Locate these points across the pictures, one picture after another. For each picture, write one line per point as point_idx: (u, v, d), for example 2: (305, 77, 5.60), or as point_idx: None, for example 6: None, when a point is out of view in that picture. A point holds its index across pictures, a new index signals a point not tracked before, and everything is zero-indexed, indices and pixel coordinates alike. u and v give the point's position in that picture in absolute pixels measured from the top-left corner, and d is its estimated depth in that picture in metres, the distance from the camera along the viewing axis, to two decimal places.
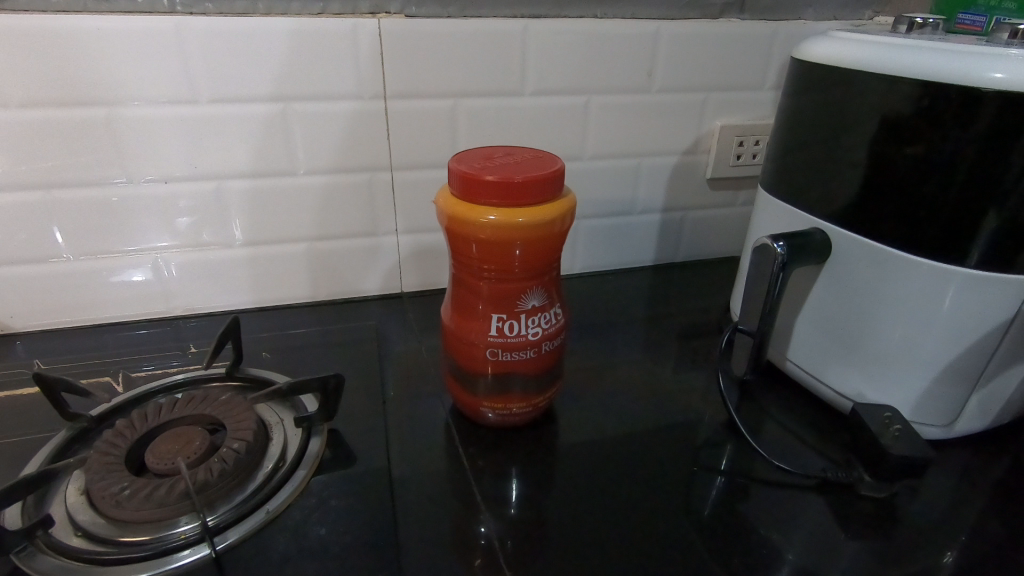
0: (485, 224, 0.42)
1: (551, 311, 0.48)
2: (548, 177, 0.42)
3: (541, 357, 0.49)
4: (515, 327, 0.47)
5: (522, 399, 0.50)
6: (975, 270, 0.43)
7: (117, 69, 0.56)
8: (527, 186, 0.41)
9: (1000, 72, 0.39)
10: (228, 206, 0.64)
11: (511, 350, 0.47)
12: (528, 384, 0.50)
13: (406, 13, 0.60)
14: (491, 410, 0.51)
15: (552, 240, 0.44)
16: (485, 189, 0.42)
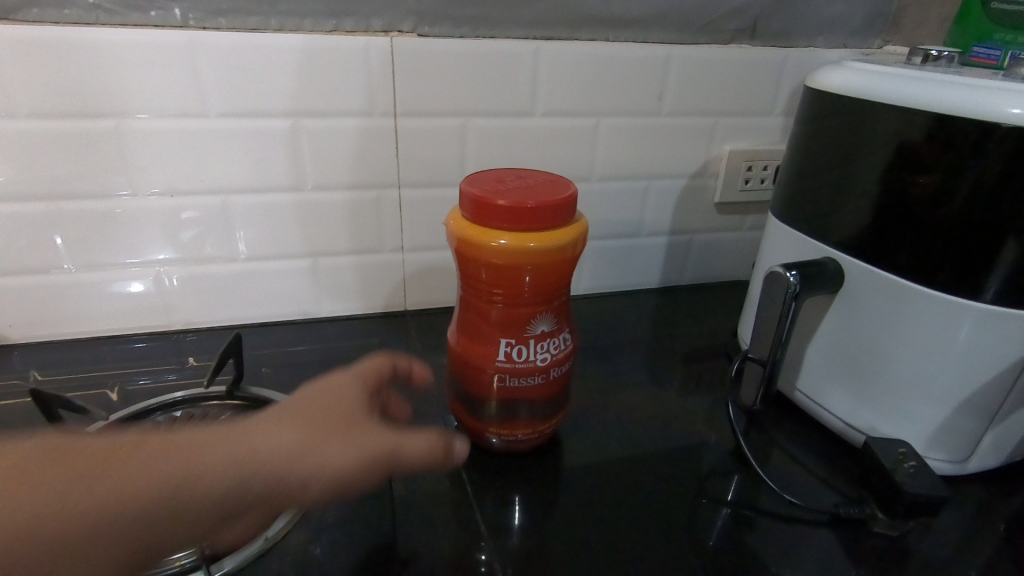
0: (496, 248, 0.41)
1: (561, 337, 0.47)
2: (562, 202, 0.42)
3: (548, 383, 0.48)
4: (524, 352, 0.46)
5: (528, 425, 0.49)
6: (991, 305, 0.42)
7: (127, 81, 0.56)
8: (541, 211, 0.41)
9: (1018, 107, 0.39)
10: (232, 221, 0.64)
11: (518, 376, 0.47)
12: (534, 410, 0.49)
13: (419, 32, 0.60)
14: (496, 436, 0.50)
15: (563, 265, 0.44)
16: (497, 213, 0.41)
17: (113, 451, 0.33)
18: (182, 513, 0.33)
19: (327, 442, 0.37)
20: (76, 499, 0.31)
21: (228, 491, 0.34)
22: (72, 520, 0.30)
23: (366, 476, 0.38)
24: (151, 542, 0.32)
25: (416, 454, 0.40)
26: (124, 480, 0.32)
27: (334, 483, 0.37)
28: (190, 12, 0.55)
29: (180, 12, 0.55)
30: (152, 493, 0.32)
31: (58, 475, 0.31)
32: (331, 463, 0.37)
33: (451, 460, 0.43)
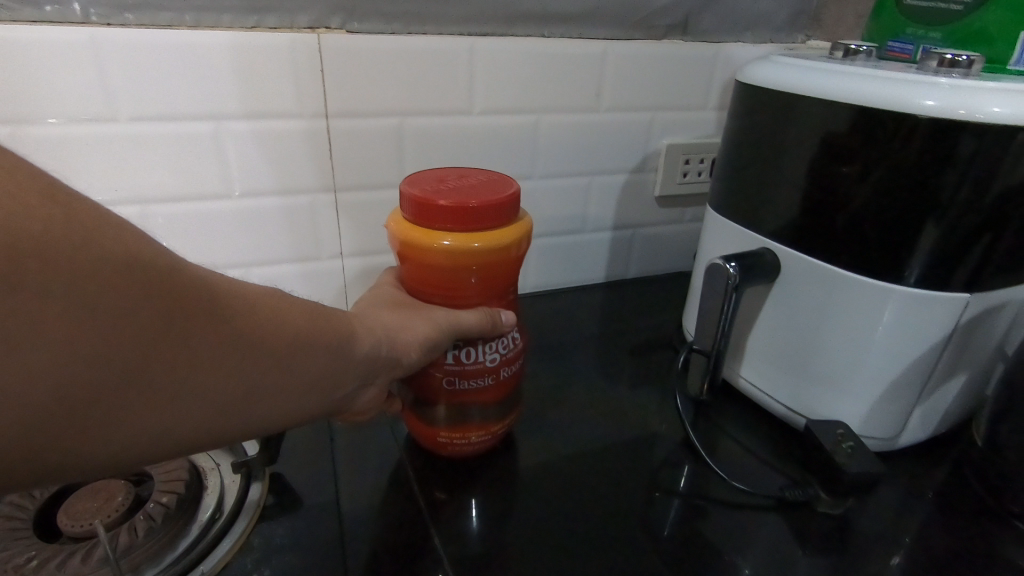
0: (440, 250, 0.40)
1: (512, 337, 0.46)
2: (505, 201, 0.41)
3: (500, 383, 0.47)
4: (472, 354, 0.45)
5: (480, 427, 0.48)
6: (915, 288, 0.44)
7: (20, 84, 0.51)
8: (484, 211, 0.40)
9: (931, 99, 0.41)
10: (153, 231, 0.59)
11: (467, 377, 0.45)
12: (485, 412, 0.48)
13: (347, 29, 0.58)
14: (447, 441, 0.48)
15: (510, 264, 0.43)
16: (438, 214, 0.40)
17: (168, 259, 0.28)
18: (222, 328, 0.30)
19: (389, 325, 0.41)
20: (126, 245, 0.26)
21: (261, 325, 0.32)
22: (144, 258, 0.26)
23: (426, 344, 0.42)
24: (189, 325, 0.28)
25: (472, 319, 0.42)
26: (174, 282, 0.27)
27: (378, 349, 0.40)
28: (92, 7, 0.50)
29: (80, 7, 0.50)
30: (196, 318, 0.28)
31: (114, 230, 0.25)
32: (399, 339, 0.41)
33: (503, 332, 0.45)
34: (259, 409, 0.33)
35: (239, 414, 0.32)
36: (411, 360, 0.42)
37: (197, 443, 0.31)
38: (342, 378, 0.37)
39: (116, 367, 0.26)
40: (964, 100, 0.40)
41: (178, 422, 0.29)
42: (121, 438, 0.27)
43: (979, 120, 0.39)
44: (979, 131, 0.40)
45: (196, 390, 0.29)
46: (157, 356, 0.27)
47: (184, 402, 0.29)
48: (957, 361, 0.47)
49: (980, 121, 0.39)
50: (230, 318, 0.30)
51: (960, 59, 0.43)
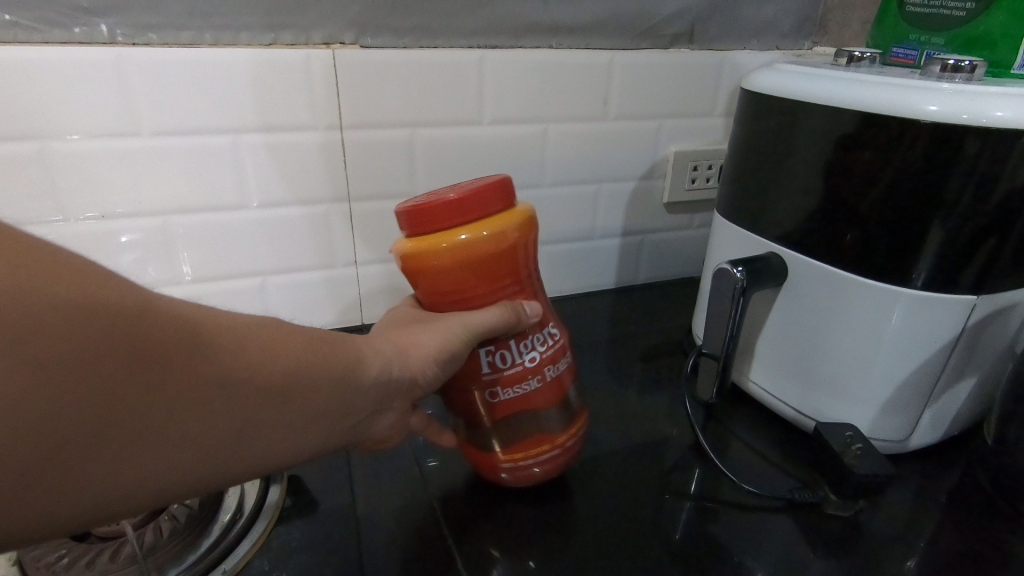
0: (456, 247, 0.40)
1: (545, 331, 0.45)
2: (499, 185, 0.41)
3: (547, 385, 0.46)
4: (508, 356, 0.44)
5: (540, 438, 0.46)
6: (922, 290, 0.45)
7: (49, 102, 0.53)
8: (483, 197, 0.40)
9: (935, 105, 0.42)
10: (174, 242, 0.61)
11: (509, 385, 0.45)
12: (541, 421, 0.46)
13: (361, 43, 0.60)
14: (508, 465, 0.47)
15: (525, 247, 0.42)
16: (442, 214, 0.39)
17: (144, 299, 0.27)
18: (208, 366, 0.29)
19: (398, 348, 0.41)
20: (92, 290, 0.25)
21: (252, 362, 0.31)
22: (135, 318, 0.26)
23: (440, 356, 0.41)
24: (169, 368, 0.28)
25: (493, 316, 0.42)
26: (148, 323, 0.27)
27: (384, 373, 0.39)
28: (118, 28, 0.53)
29: (107, 28, 0.52)
30: (176, 359, 0.28)
31: (79, 272, 0.25)
32: (410, 360, 0.41)
33: (529, 325, 0.44)
34: (254, 445, 0.33)
35: (232, 454, 0.32)
36: (421, 379, 0.42)
37: (193, 484, 0.31)
38: (344, 408, 0.37)
39: (92, 414, 0.25)
40: (967, 104, 0.41)
41: (168, 465, 0.29)
42: (110, 486, 0.27)
43: (982, 124, 0.40)
44: (982, 135, 0.40)
45: (186, 434, 0.29)
46: (135, 399, 0.27)
47: (172, 445, 0.29)
48: (966, 363, 0.47)
49: (984, 125, 0.40)
50: (217, 355, 0.30)
51: (963, 65, 0.43)
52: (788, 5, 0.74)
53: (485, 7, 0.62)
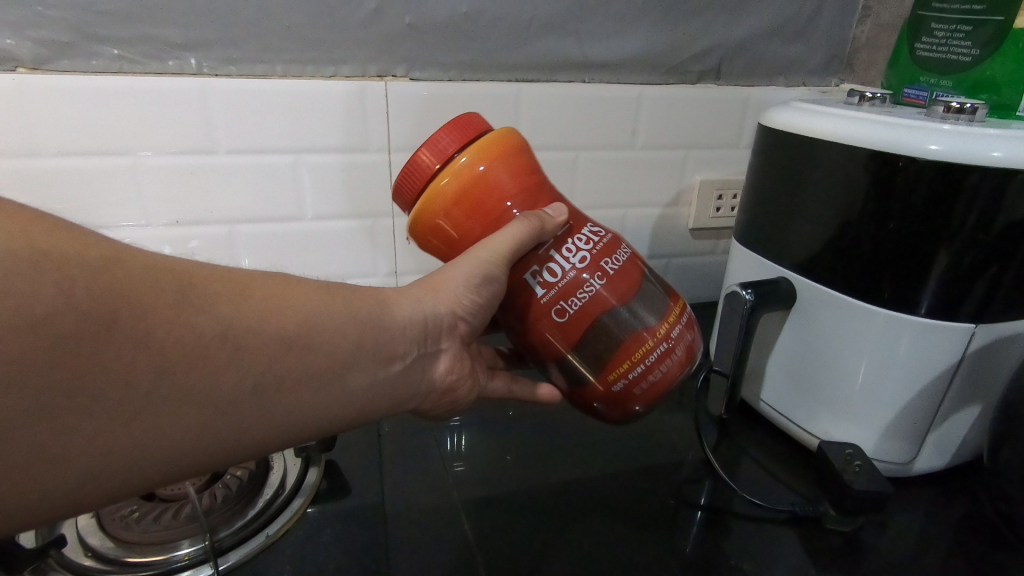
0: (449, 182, 0.42)
1: (583, 231, 0.45)
2: (462, 119, 0.44)
3: (613, 280, 0.45)
4: (558, 267, 0.44)
5: (636, 336, 0.45)
6: (924, 318, 0.47)
7: (142, 123, 0.61)
8: (449, 133, 0.43)
9: (935, 144, 0.44)
10: (238, 248, 0.69)
11: (568, 296, 0.44)
12: (628, 319, 0.45)
13: (411, 76, 0.66)
14: (615, 376, 0.45)
15: (511, 160, 0.44)
16: (422, 166, 0.43)
17: (113, 255, 0.30)
18: (188, 316, 0.32)
19: (427, 291, 0.44)
20: (56, 247, 0.28)
21: (234, 312, 0.34)
22: (110, 277, 0.30)
23: (471, 282, 0.43)
24: (147, 318, 0.30)
25: (513, 230, 0.42)
26: (116, 278, 0.30)
27: (410, 314, 0.42)
28: (204, 61, 0.61)
29: (195, 61, 0.61)
30: (152, 308, 0.31)
31: (46, 233, 0.29)
32: (441, 296, 0.44)
33: (553, 225, 0.44)
34: (264, 398, 0.36)
35: (237, 406, 0.34)
36: (459, 312, 0.44)
37: (210, 438, 0.34)
38: (362, 358, 0.40)
39: (78, 364, 0.28)
40: (965, 145, 0.43)
41: (173, 417, 0.32)
42: (121, 438, 0.31)
43: (979, 164, 0.43)
44: (978, 174, 0.43)
45: (183, 385, 0.32)
46: (122, 349, 0.30)
47: (172, 398, 0.32)
48: (968, 390, 0.49)
49: (982, 165, 0.43)
50: (196, 305, 0.33)
51: (965, 107, 0.46)
52: (814, 45, 0.77)
53: (523, 45, 0.68)
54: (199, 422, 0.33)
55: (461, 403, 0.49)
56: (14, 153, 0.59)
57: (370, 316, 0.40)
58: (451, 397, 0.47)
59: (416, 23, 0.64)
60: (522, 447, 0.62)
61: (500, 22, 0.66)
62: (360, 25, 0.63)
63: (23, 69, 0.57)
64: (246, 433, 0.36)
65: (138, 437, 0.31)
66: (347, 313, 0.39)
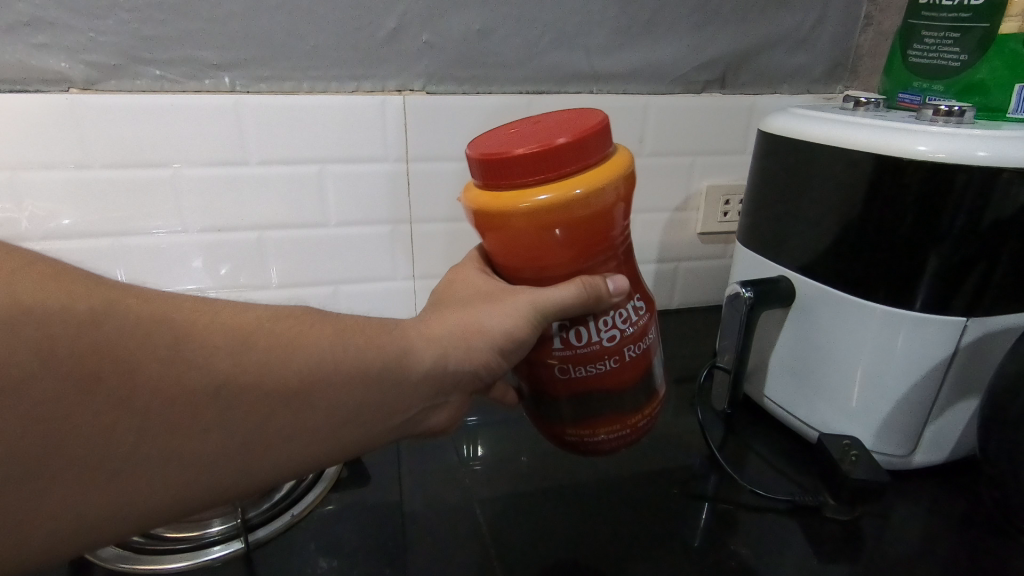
0: (528, 207, 0.38)
1: (630, 307, 0.44)
2: (591, 137, 0.38)
3: (625, 367, 0.45)
4: (586, 334, 0.43)
5: (607, 420, 0.46)
6: (919, 313, 0.49)
7: (179, 137, 0.66)
8: (573, 150, 0.38)
9: (925, 145, 0.46)
10: (266, 253, 0.73)
11: (583, 364, 0.44)
12: (613, 402, 0.45)
13: (427, 90, 0.70)
14: (574, 439, 0.47)
15: (618, 210, 0.40)
16: (525, 167, 0.38)
17: (105, 303, 0.33)
18: (177, 371, 0.34)
19: (456, 342, 0.43)
20: (41, 300, 0.31)
21: (231, 365, 0.35)
22: (95, 329, 0.32)
23: (504, 347, 0.43)
24: (131, 374, 0.32)
25: (570, 301, 0.40)
26: (104, 331, 0.32)
27: (428, 369, 0.42)
28: (237, 79, 0.66)
29: (229, 79, 0.66)
30: (139, 363, 0.33)
31: (36, 282, 0.31)
32: (469, 353, 0.43)
33: (611, 301, 0.42)
34: (257, 453, 0.37)
35: (224, 460, 0.36)
36: (483, 371, 0.44)
37: (194, 492, 0.35)
38: (365, 414, 0.40)
39: (61, 419, 0.31)
40: (951, 145, 0.45)
41: (156, 473, 0.34)
42: (105, 492, 0.33)
43: (965, 163, 0.44)
44: (966, 174, 0.44)
45: (167, 440, 0.34)
46: (104, 404, 0.32)
47: (155, 453, 0.34)
48: (963, 383, 0.51)
49: (970, 165, 0.44)
50: (188, 358, 0.34)
51: (953, 110, 0.48)
52: (818, 54, 0.79)
53: (534, 59, 0.72)
54: (185, 478, 0.35)
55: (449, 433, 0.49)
56: (66, 166, 0.65)
57: (378, 380, 0.40)
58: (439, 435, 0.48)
59: (432, 41, 0.68)
60: (534, 443, 0.65)
61: (511, 38, 0.70)
62: (379, 43, 0.67)
63: (76, 90, 0.63)
64: (238, 486, 0.37)
65: (121, 491, 0.33)
66: (355, 375, 0.39)
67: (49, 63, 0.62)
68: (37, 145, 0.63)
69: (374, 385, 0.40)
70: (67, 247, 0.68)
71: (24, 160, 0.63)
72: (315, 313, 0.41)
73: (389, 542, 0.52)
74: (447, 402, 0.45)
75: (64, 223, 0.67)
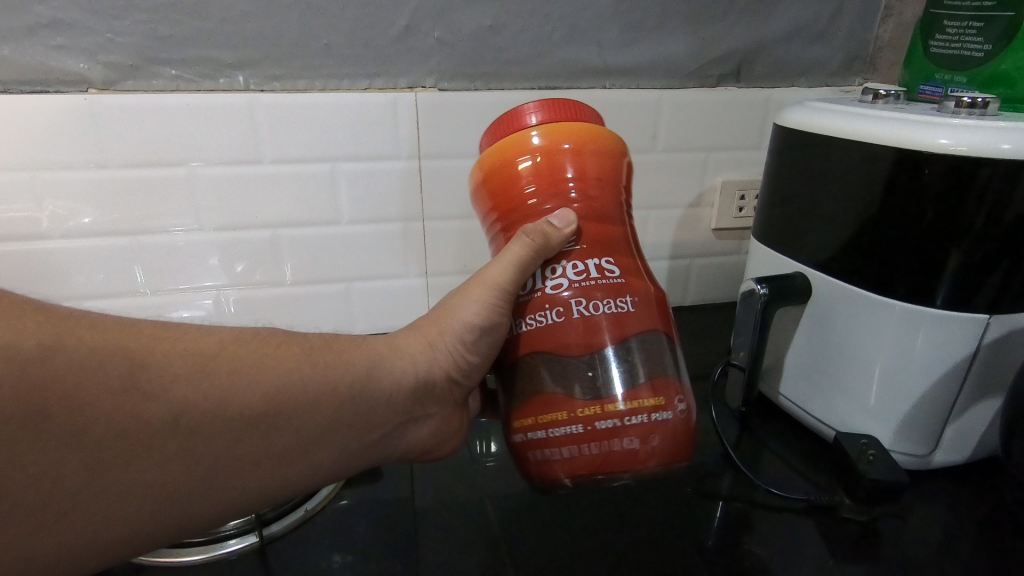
0: (498, 153, 0.42)
1: (591, 261, 0.40)
2: (565, 104, 0.42)
3: (570, 324, 0.40)
4: (530, 285, 0.42)
5: (552, 398, 0.40)
6: (941, 310, 0.47)
7: (193, 136, 0.66)
8: (553, 107, 0.42)
9: (946, 138, 0.45)
10: (281, 251, 0.74)
11: (526, 317, 0.41)
12: (560, 368, 0.40)
13: (439, 87, 0.70)
14: (521, 430, 0.41)
15: (596, 158, 0.41)
16: (510, 121, 0.42)
17: (55, 342, 0.33)
18: (133, 402, 0.35)
19: (425, 350, 0.45)
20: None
21: (188, 393, 0.37)
22: (47, 371, 0.33)
23: (465, 340, 0.44)
24: (83, 410, 0.34)
25: (516, 243, 0.40)
26: (57, 368, 0.33)
27: (397, 381, 0.44)
28: (251, 78, 0.66)
29: (243, 78, 0.66)
30: (91, 399, 0.34)
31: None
32: (436, 358, 0.45)
33: (559, 243, 0.40)
34: (221, 477, 0.39)
35: (199, 487, 0.38)
36: (453, 374, 0.46)
37: (172, 516, 0.38)
38: (335, 433, 0.42)
39: (13, 459, 0.32)
40: (974, 137, 0.44)
41: (113, 501, 0.36)
42: (65, 522, 0.35)
43: (988, 156, 0.43)
44: (989, 167, 0.43)
45: (125, 470, 0.36)
46: (54, 442, 0.33)
47: (122, 484, 0.36)
48: (985, 381, 0.50)
49: (994, 157, 0.43)
50: (146, 389, 0.36)
51: (977, 101, 0.47)
52: (836, 46, 0.78)
53: (547, 54, 0.71)
54: (148, 505, 0.37)
55: (443, 456, 0.51)
56: (85, 165, 0.66)
57: (345, 391, 0.41)
58: (429, 456, 0.49)
59: (444, 37, 0.68)
60: None
61: (523, 34, 0.70)
62: (391, 41, 0.67)
63: (94, 90, 0.64)
64: (206, 510, 0.39)
65: (81, 521, 0.35)
66: (316, 387, 0.40)
67: (68, 64, 0.63)
68: (57, 146, 0.64)
69: (337, 395, 0.41)
70: (87, 246, 0.69)
71: (45, 160, 0.65)
72: (284, 332, 0.43)
73: (403, 538, 0.52)
74: (428, 415, 0.47)
75: (83, 222, 0.68)
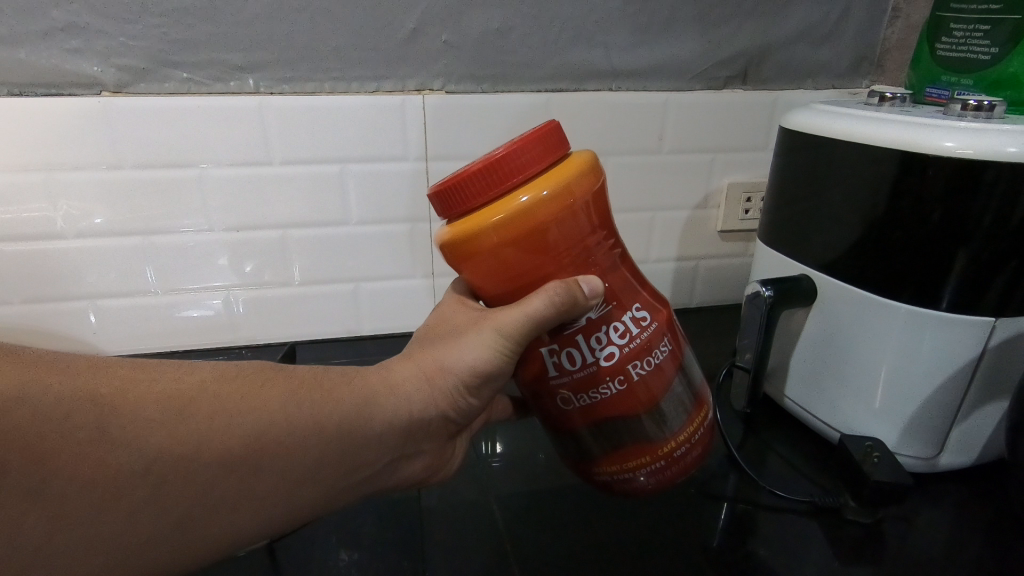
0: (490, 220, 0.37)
1: (626, 318, 0.41)
2: (537, 144, 0.38)
3: (633, 388, 0.41)
4: (578, 356, 0.41)
5: (634, 448, 0.42)
6: (945, 312, 0.48)
7: (204, 138, 0.67)
8: (516, 157, 0.37)
9: (951, 141, 0.45)
10: (290, 251, 0.75)
11: (584, 390, 0.41)
12: (631, 428, 0.42)
13: (446, 89, 0.71)
14: (607, 475, 0.44)
15: (586, 204, 0.38)
16: (478, 188, 0.37)
17: (18, 392, 0.34)
18: (101, 451, 0.35)
19: (423, 387, 0.44)
20: None
21: (164, 440, 0.37)
22: (15, 420, 0.34)
23: (469, 381, 0.44)
24: (49, 460, 0.34)
25: (546, 309, 0.38)
26: (20, 417, 0.34)
27: (391, 418, 0.43)
28: (261, 81, 0.67)
29: (254, 81, 0.67)
30: (55, 449, 0.34)
31: None
32: (432, 396, 0.44)
33: (595, 305, 0.39)
34: (197, 524, 0.38)
35: (175, 534, 0.37)
36: (450, 412, 0.45)
37: (146, 565, 0.37)
38: (321, 473, 0.41)
39: None
40: (979, 141, 0.44)
41: (82, 552, 0.35)
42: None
43: (993, 159, 0.43)
44: (995, 170, 0.43)
45: (93, 522, 0.35)
46: (13, 497, 0.33)
47: (93, 535, 0.35)
48: (991, 384, 0.50)
49: (999, 161, 0.43)
50: (114, 437, 0.36)
51: (983, 104, 0.48)
52: (843, 48, 0.78)
53: (553, 57, 0.72)
54: (116, 556, 0.36)
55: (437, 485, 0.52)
56: (98, 166, 0.67)
57: (337, 432, 0.41)
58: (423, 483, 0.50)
59: (451, 40, 0.69)
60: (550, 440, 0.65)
61: (530, 37, 0.70)
62: (399, 43, 0.68)
63: (107, 93, 0.65)
64: (182, 557, 0.38)
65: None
66: (304, 430, 0.40)
67: (82, 67, 0.64)
68: (71, 148, 0.65)
69: (327, 438, 0.41)
70: (100, 246, 0.70)
71: (58, 161, 0.66)
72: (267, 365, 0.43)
73: (408, 537, 0.52)
74: (420, 449, 0.47)
75: (96, 222, 0.69)
